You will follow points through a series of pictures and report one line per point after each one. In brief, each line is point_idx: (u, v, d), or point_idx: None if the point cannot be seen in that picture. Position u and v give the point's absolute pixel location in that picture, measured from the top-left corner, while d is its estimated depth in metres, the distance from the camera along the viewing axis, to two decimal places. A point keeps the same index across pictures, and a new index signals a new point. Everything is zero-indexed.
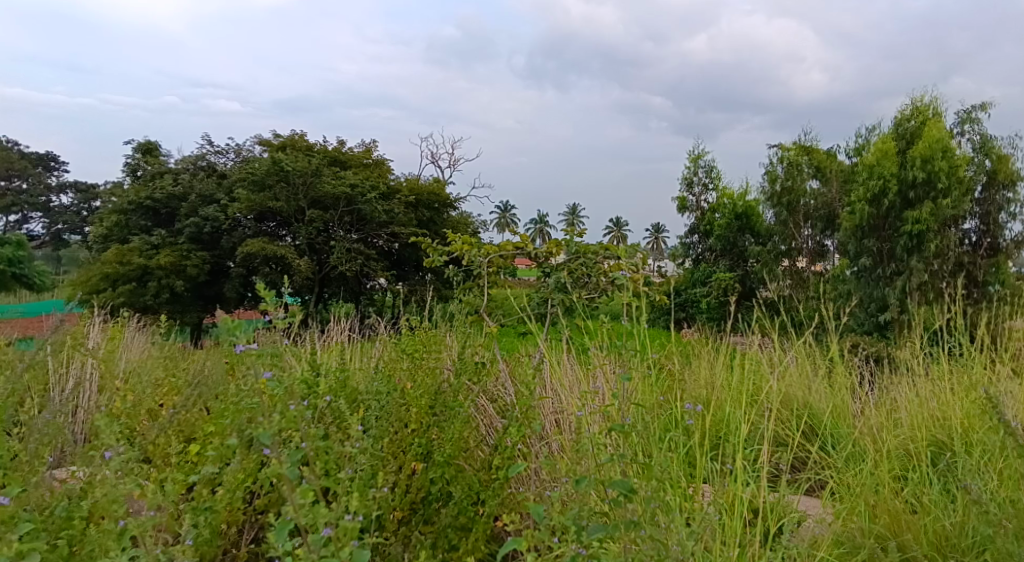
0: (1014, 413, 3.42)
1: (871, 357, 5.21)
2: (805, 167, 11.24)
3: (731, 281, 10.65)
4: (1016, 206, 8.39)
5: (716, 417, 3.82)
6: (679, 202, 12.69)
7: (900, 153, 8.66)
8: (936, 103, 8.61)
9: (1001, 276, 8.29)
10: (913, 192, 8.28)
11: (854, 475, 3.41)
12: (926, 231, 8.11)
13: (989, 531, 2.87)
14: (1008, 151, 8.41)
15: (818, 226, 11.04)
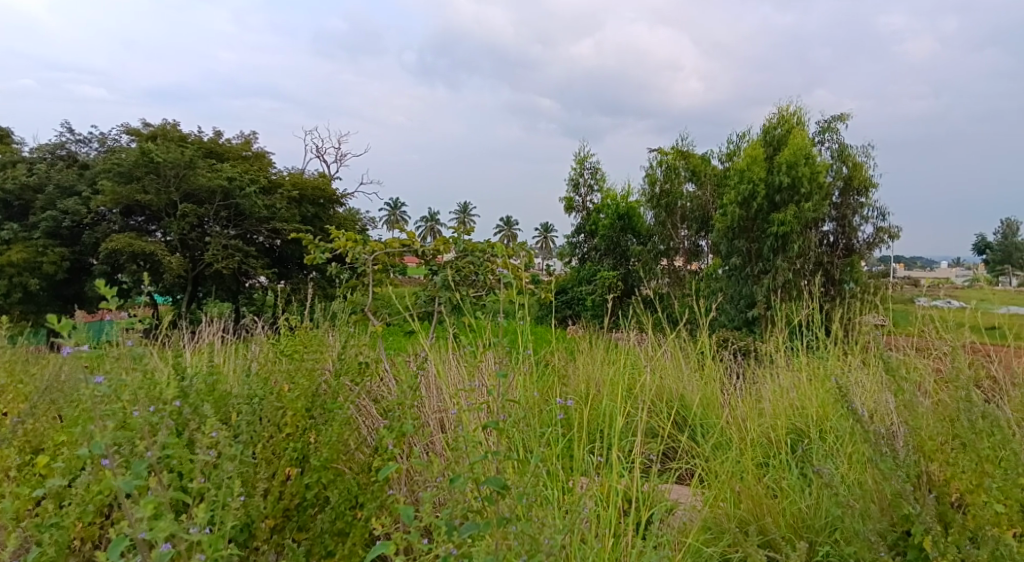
0: (863, 402, 3.71)
1: (738, 350, 5.41)
2: (681, 171, 11.78)
3: (614, 279, 11.04)
4: (869, 210, 9.09)
5: (595, 411, 3.90)
6: (565, 203, 12.95)
7: (767, 159, 9.25)
8: (799, 113, 9.24)
9: (856, 274, 8.88)
10: (779, 196, 8.80)
11: (722, 464, 3.59)
12: (790, 233, 8.58)
13: (839, 512, 3.11)
14: (863, 159, 9.12)
15: (693, 227, 11.61)
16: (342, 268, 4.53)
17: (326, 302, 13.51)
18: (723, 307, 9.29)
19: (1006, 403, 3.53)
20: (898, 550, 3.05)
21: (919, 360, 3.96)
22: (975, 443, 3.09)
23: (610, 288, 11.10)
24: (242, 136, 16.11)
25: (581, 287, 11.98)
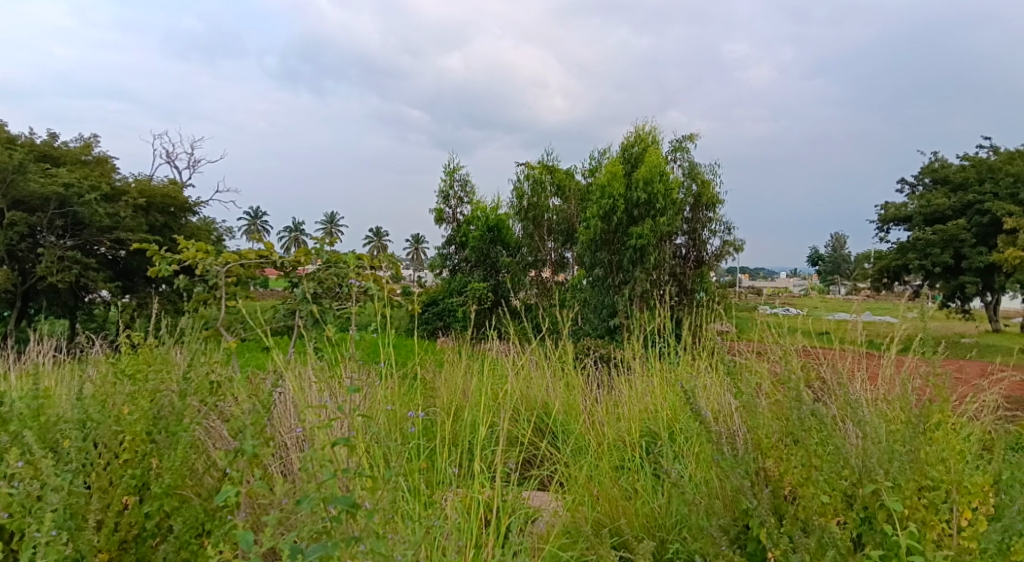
0: (709, 404, 3.94)
1: (599, 356, 5.56)
2: (547, 184, 12.19)
3: (484, 290, 11.21)
4: (716, 224, 9.71)
5: (458, 422, 3.91)
6: (436, 214, 12.99)
7: (626, 175, 9.70)
8: (653, 132, 9.77)
9: (706, 284, 9.51)
10: (637, 210, 9.18)
11: (581, 469, 3.70)
12: (647, 245, 8.97)
13: (687, 510, 3.29)
14: (710, 177, 9.75)
15: (560, 239, 12.01)
16: (193, 281, 4.28)
17: (176, 317, 12.73)
18: (587, 316, 9.63)
19: (832, 400, 3.86)
20: (740, 542, 3.25)
21: (758, 362, 4.26)
22: (804, 440, 3.37)
23: (480, 299, 11.26)
24: (81, 139, 14.91)
25: (452, 299, 12.06)
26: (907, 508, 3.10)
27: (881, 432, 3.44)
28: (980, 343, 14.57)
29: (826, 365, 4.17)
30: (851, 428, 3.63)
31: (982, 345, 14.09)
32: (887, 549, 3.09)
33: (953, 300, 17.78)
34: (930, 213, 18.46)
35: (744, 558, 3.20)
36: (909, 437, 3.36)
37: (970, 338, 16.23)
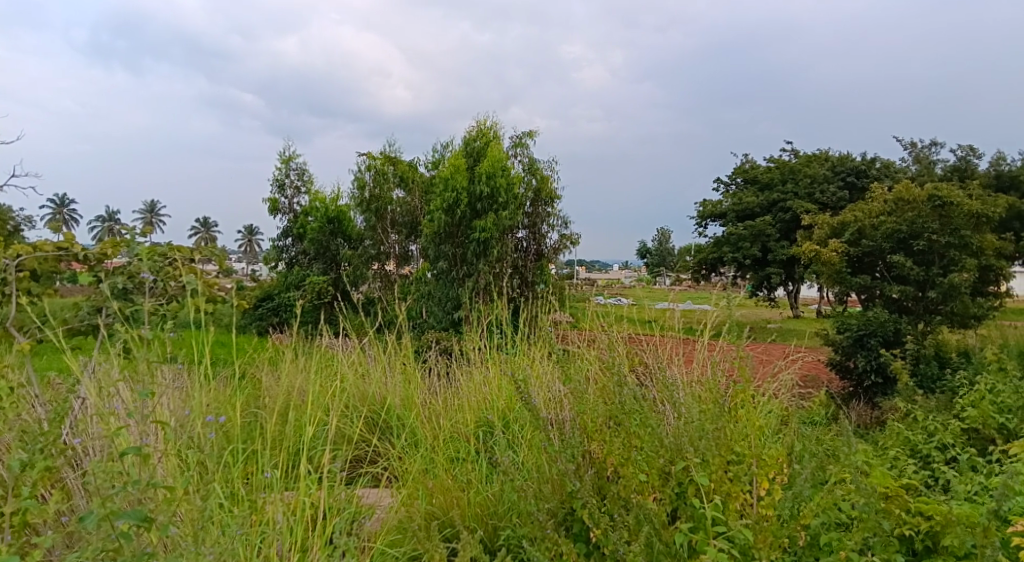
0: (541, 393, 4.06)
1: (442, 350, 5.61)
2: (390, 176, 11.76)
3: (324, 284, 11.10)
4: (554, 219, 10.00)
5: (286, 422, 3.75)
6: (270, 204, 13.15)
7: (469, 169, 9.75)
8: (495, 127, 9.90)
9: (546, 277, 9.75)
10: (480, 204, 9.36)
11: (415, 463, 3.68)
12: (490, 239, 9.17)
13: (516, 496, 3.35)
14: (548, 173, 10.05)
15: (402, 232, 11.80)
16: None
17: None
18: (431, 310, 9.51)
19: (652, 383, 4.10)
20: (567, 524, 3.36)
21: (587, 350, 4.45)
22: (625, 423, 3.54)
23: (320, 293, 11.14)
24: None
25: (289, 293, 12.30)
26: (713, 482, 3.32)
27: (694, 413, 3.68)
28: (781, 327, 16.01)
29: (648, 352, 4.44)
30: (669, 410, 3.86)
31: (784, 329, 15.59)
32: (696, 521, 3.29)
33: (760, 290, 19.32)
34: (741, 210, 19.94)
35: (570, 539, 3.31)
36: (717, 416, 3.62)
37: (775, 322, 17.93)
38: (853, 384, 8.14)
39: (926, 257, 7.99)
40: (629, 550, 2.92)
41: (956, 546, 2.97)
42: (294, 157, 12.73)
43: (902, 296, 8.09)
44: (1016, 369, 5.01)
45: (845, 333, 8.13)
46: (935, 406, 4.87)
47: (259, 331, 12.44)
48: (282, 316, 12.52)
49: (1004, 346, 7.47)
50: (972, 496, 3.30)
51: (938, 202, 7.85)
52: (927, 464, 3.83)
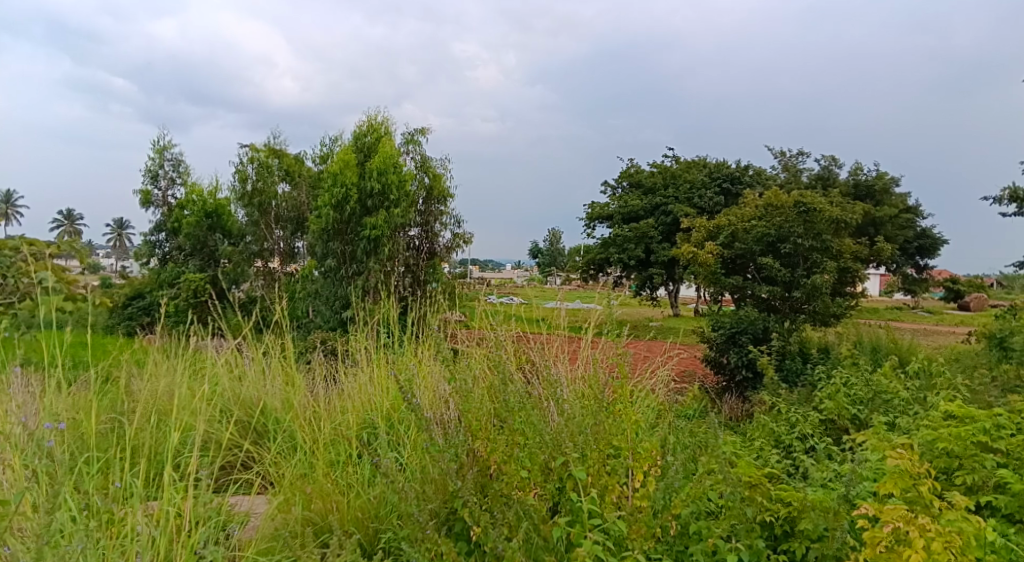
0: (426, 393, 4.03)
1: (328, 352, 5.51)
2: (275, 169, 11.59)
3: (201, 283, 10.87)
4: (447, 218, 9.98)
5: (152, 429, 3.55)
6: (142, 196, 12.50)
7: (359, 165, 9.57)
8: (386, 123, 9.82)
9: (438, 275, 9.55)
10: (370, 201, 9.22)
11: (292, 468, 3.56)
12: (381, 236, 9.03)
13: (396, 497, 3.28)
14: (441, 171, 10.06)
15: (288, 227, 11.56)
16: None
17: None
18: (318, 309, 9.18)
19: (537, 381, 4.17)
20: (448, 524, 3.32)
21: (475, 349, 4.48)
22: (508, 420, 3.57)
23: (197, 292, 10.86)
24: None
25: (162, 290, 11.85)
26: (590, 475, 3.40)
27: (576, 409, 3.76)
28: (662, 325, 16.71)
29: (534, 349, 4.51)
30: (553, 407, 3.93)
31: (664, 327, 16.21)
32: (575, 515, 3.34)
33: (642, 289, 20.04)
34: (627, 213, 20.66)
35: (452, 539, 3.26)
36: (597, 412, 3.71)
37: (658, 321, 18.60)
38: (727, 378, 8.54)
39: (793, 259, 8.51)
40: (507, 547, 2.90)
41: (811, 530, 3.16)
42: (169, 147, 12.20)
43: (771, 296, 8.55)
44: (866, 362, 5.45)
45: (719, 330, 8.52)
46: (795, 399, 5.22)
47: (127, 333, 11.84)
48: (152, 315, 11.93)
49: (859, 342, 8.08)
50: (826, 481, 3.53)
51: (803, 208, 8.39)
52: (788, 453, 4.08)
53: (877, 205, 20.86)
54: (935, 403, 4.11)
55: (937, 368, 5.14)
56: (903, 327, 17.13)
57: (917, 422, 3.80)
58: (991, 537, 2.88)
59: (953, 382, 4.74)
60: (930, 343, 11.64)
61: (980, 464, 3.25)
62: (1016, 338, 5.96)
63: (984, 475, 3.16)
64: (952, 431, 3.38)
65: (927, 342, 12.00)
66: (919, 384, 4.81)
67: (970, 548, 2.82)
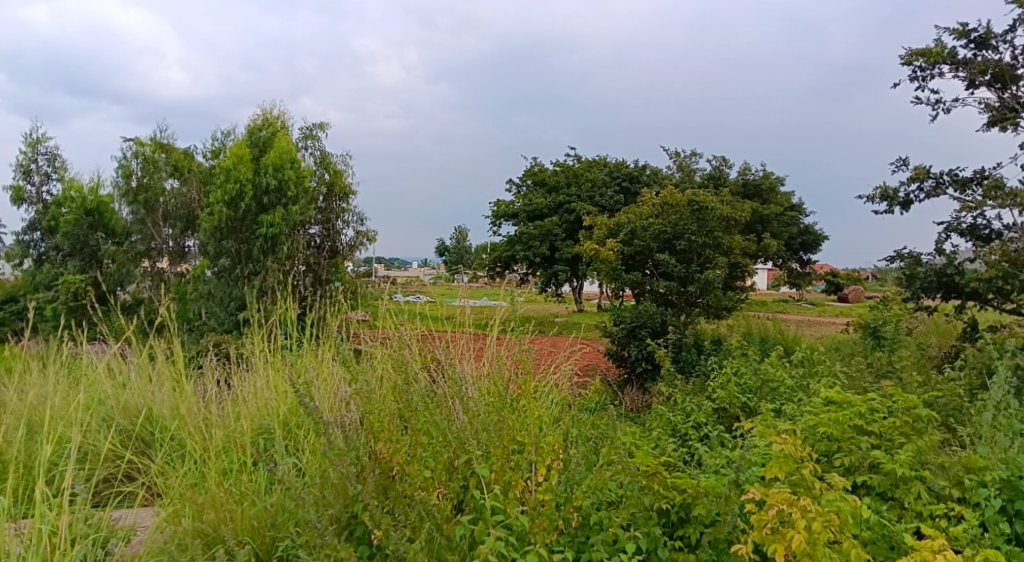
0: (325, 396, 3.91)
1: (221, 356, 5.30)
2: (162, 164, 11.25)
3: (81, 284, 10.31)
4: (349, 215, 9.85)
5: (23, 444, 3.31)
6: (13, 193, 11.63)
7: (254, 160, 9.28)
8: (282, 117, 9.60)
9: (341, 274, 9.48)
10: (266, 198, 8.90)
11: (182, 479, 3.40)
12: (279, 235, 8.76)
13: (294, 504, 3.15)
14: (342, 167, 9.93)
15: (178, 226, 11.10)
16: None
17: None
18: (211, 311, 8.82)
19: (442, 379, 4.15)
20: (349, 529, 3.22)
21: (379, 348, 4.42)
22: (411, 421, 3.49)
23: (77, 293, 10.36)
24: None
25: (38, 293, 11.07)
26: (493, 472, 3.40)
27: (480, 407, 3.75)
28: (567, 320, 17.08)
29: (440, 348, 4.49)
30: (457, 405, 3.90)
31: (568, 322, 16.57)
32: (478, 512, 3.31)
33: (547, 286, 20.42)
34: (531, 211, 20.93)
35: (353, 544, 3.16)
36: (501, 409, 3.72)
37: (562, 317, 18.99)
38: (627, 370, 8.73)
39: (687, 256, 8.85)
40: (409, 549, 2.83)
41: (704, 516, 3.28)
42: (43, 140, 11.41)
43: (667, 291, 8.81)
44: (755, 353, 5.72)
45: (620, 324, 8.77)
46: (691, 389, 5.41)
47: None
48: (25, 319, 11.53)
49: (749, 334, 8.49)
50: (718, 468, 3.68)
51: (697, 206, 8.81)
52: (684, 442, 4.23)
53: (764, 203, 22.03)
54: (817, 389, 4.35)
55: (819, 356, 5.46)
56: (789, 318, 18.18)
57: (801, 408, 4.02)
58: (866, 514, 3.06)
59: (832, 369, 5.03)
60: (811, 333, 12.39)
61: (856, 446, 3.47)
62: None
63: (860, 456, 3.38)
64: (831, 416, 3.58)
65: (810, 332, 12.78)
66: (803, 371, 5.08)
67: (847, 525, 2.99)
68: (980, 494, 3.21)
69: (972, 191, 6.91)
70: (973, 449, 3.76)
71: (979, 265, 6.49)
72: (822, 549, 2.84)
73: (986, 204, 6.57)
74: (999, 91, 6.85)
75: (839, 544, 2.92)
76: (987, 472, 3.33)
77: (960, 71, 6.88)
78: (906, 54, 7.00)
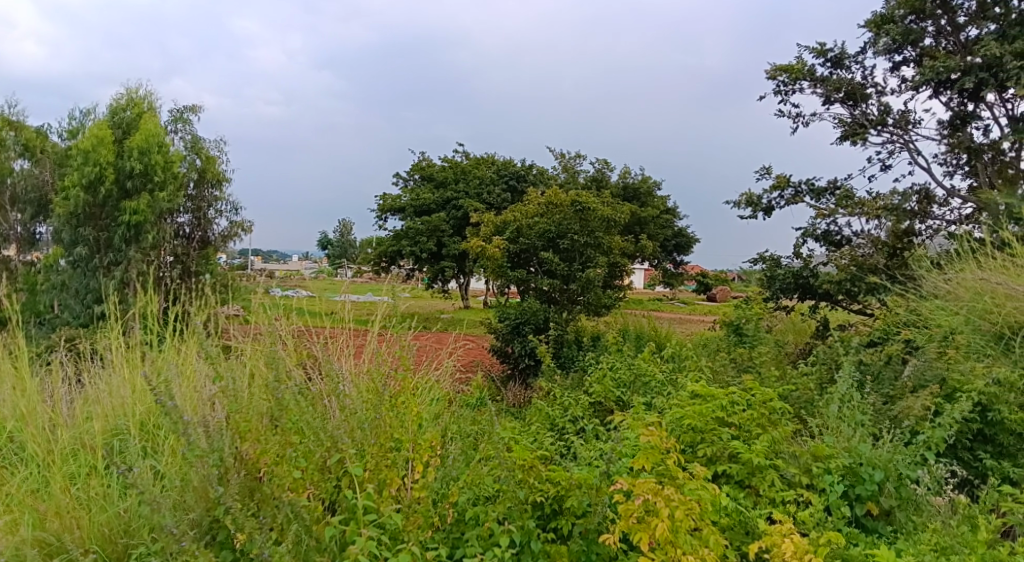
0: (187, 395, 3.71)
1: (70, 353, 4.94)
2: (10, 144, 10.48)
3: None
4: (222, 204, 9.54)
5: None
6: None
7: (116, 142, 8.70)
8: (149, 97, 9.07)
9: (211, 266, 9.06)
10: (130, 182, 8.40)
11: (21, 485, 3.15)
12: (143, 223, 8.28)
13: (148, 509, 2.93)
14: (214, 153, 9.55)
15: (27, 210, 10.41)
16: None
17: None
18: (65, 303, 8.33)
19: (318, 376, 4.03)
20: (212, 533, 3.04)
21: (251, 344, 4.25)
22: (282, 419, 3.36)
23: None
24: None
25: None
26: (368, 471, 3.30)
27: (357, 404, 3.66)
28: (452, 317, 17.12)
29: (317, 343, 4.38)
30: (332, 403, 3.80)
31: (453, 318, 16.60)
32: (350, 512, 3.20)
33: (433, 282, 20.51)
34: (418, 206, 20.81)
35: (214, 549, 2.97)
36: (378, 406, 3.66)
37: (448, 313, 19.02)
38: (510, 367, 8.91)
39: (570, 254, 9.09)
40: (274, 552, 2.71)
41: (575, 507, 3.36)
42: None
43: (550, 289, 8.99)
44: (630, 349, 5.94)
45: (504, 321, 8.85)
46: (569, 385, 5.56)
47: None
48: None
49: (625, 331, 8.76)
50: (591, 460, 3.78)
51: (579, 207, 9.00)
52: (562, 435, 4.34)
53: (642, 205, 22.92)
54: (684, 384, 4.57)
55: (687, 352, 5.75)
56: (663, 317, 19.01)
57: (669, 401, 4.20)
58: (725, 502, 3.21)
59: (699, 363, 5.32)
60: (680, 330, 12.99)
61: (717, 437, 3.68)
62: (749, 325, 6.88)
63: (720, 447, 3.59)
64: (696, 409, 3.77)
65: (680, 329, 13.43)
66: (673, 366, 5.33)
67: (707, 512, 3.14)
68: (825, 480, 3.47)
69: (827, 200, 7.47)
70: (821, 438, 4.07)
71: (830, 268, 7.06)
72: (684, 537, 2.97)
73: (838, 212, 7.13)
74: (851, 108, 7.43)
75: (699, 531, 3.05)
76: (832, 459, 3.61)
77: (818, 88, 7.41)
78: (772, 69, 7.45)
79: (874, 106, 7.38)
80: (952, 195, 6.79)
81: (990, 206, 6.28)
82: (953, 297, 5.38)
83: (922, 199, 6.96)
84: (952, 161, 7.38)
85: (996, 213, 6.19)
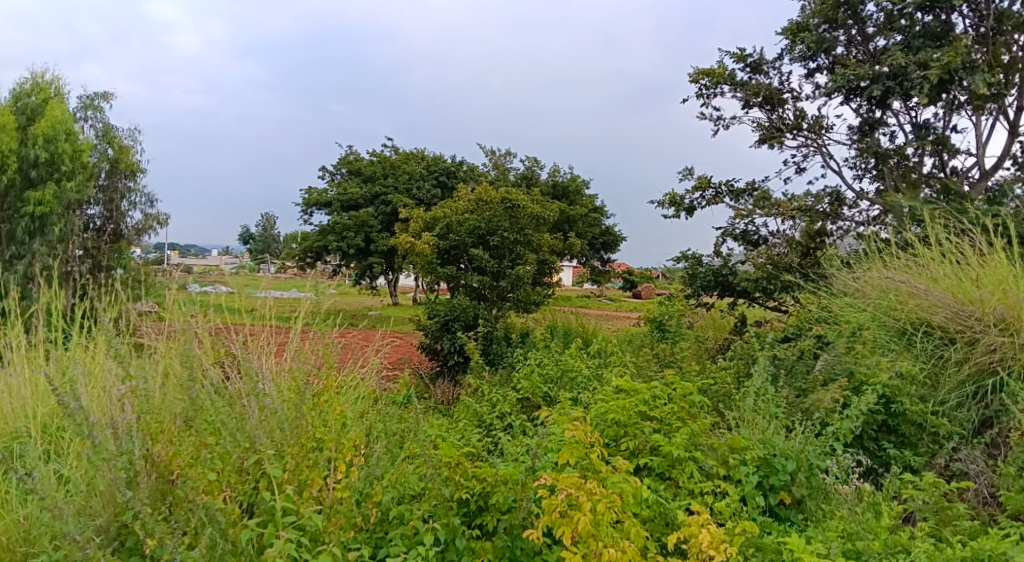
0: (94, 397, 3.55)
1: None
2: None
3: None
4: (135, 195, 9.15)
5: None
6: None
7: (20, 129, 8.23)
8: (56, 83, 8.64)
9: (124, 260, 8.68)
10: (35, 172, 7.96)
11: None
12: (49, 214, 7.87)
13: (50, 516, 2.76)
14: (128, 143, 9.16)
15: None
16: None
17: None
18: None
19: (237, 375, 3.92)
20: (121, 539, 2.91)
21: (165, 343, 4.09)
22: (196, 421, 3.24)
23: None
24: None
25: None
26: (288, 472, 3.22)
27: (277, 404, 3.57)
28: (381, 314, 16.93)
29: (234, 341, 4.26)
30: (251, 403, 3.70)
31: (380, 315, 16.42)
32: (269, 514, 3.11)
33: (362, 278, 20.30)
34: (345, 201, 20.50)
35: (123, 555, 2.81)
36: (299, 405, 3.59)
37: (376, 310, 18.80)
38: (439, 364, 8.88)
39: (500, 251, 9.13)
40: (187, 556, 2.62)
41: (500, 503, 3.37)
42: None
43: (479, 285, 9.02)
44: (557, 344, 6.01)
45: (433, 318, 8.83)
46: (496, 381, 5.58)
47: None
48: None
49: (553, 327, 8.85)
50: (517, 456, 3.80)
51: (509, 204, 9.04)
52: (489, 431, 4.37)
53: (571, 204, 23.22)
54: (607, 379, 4.66)
55: (612, 348, 5.86)
56: (591, 315, 19.32)
57: (594, 396, 4.28)
58: (645, 494, 3.28)
59: (623, 359, 5.43)
60: (605, 326, 13.24)
61: (640, 431, 3.76)
62: (672, 321, 7.06)
63: (643, 440, 3.67)
64: (619, 403, 3.85)
65: (605, 327, 13.67)
66: (598, 362, 5.42)
67: (628, 505, 3.21)
68: (741, 471, 3.60)
69: (745, 201, 7.73)
70: (737, 430, 4.22)
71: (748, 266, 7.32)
72: (605, 529, 3.01)
73: (755, 212, 7.39)
74: (769, 112, 7.71)
75: (620, 524, 3.11)
76: (748, 451, 3.75)
77: (739, 92, 7.65)
78: (695, 73, 7.64)
79: (790, 111, 7.68)
80: (860, 198, 7.12)
81: (895, 209, 6.63)
82: (861, 295, 5.69)
83: (834, 201, 7.29)
84: (862, 166, 7.74)
85: (902, 214, 6.54)
